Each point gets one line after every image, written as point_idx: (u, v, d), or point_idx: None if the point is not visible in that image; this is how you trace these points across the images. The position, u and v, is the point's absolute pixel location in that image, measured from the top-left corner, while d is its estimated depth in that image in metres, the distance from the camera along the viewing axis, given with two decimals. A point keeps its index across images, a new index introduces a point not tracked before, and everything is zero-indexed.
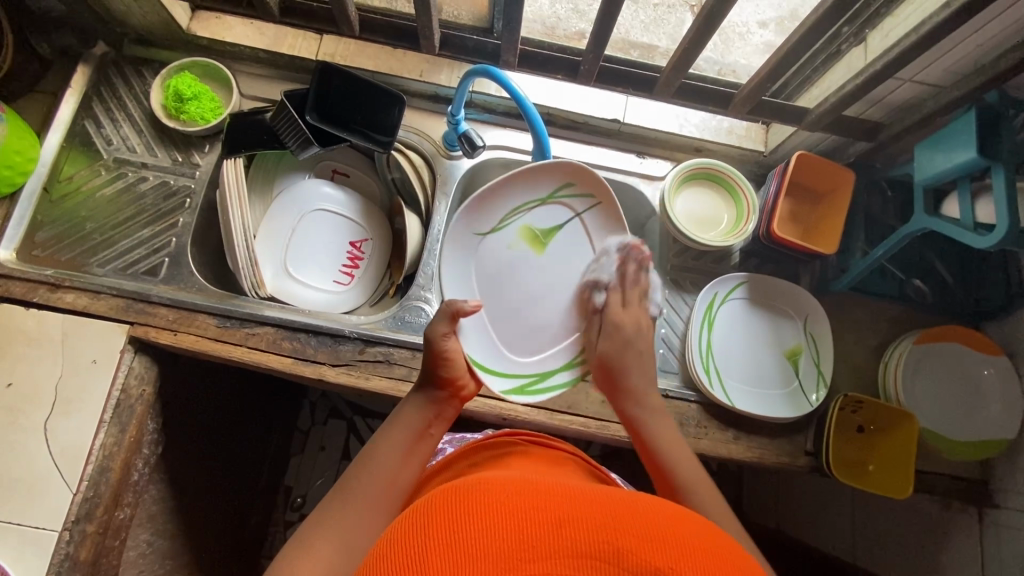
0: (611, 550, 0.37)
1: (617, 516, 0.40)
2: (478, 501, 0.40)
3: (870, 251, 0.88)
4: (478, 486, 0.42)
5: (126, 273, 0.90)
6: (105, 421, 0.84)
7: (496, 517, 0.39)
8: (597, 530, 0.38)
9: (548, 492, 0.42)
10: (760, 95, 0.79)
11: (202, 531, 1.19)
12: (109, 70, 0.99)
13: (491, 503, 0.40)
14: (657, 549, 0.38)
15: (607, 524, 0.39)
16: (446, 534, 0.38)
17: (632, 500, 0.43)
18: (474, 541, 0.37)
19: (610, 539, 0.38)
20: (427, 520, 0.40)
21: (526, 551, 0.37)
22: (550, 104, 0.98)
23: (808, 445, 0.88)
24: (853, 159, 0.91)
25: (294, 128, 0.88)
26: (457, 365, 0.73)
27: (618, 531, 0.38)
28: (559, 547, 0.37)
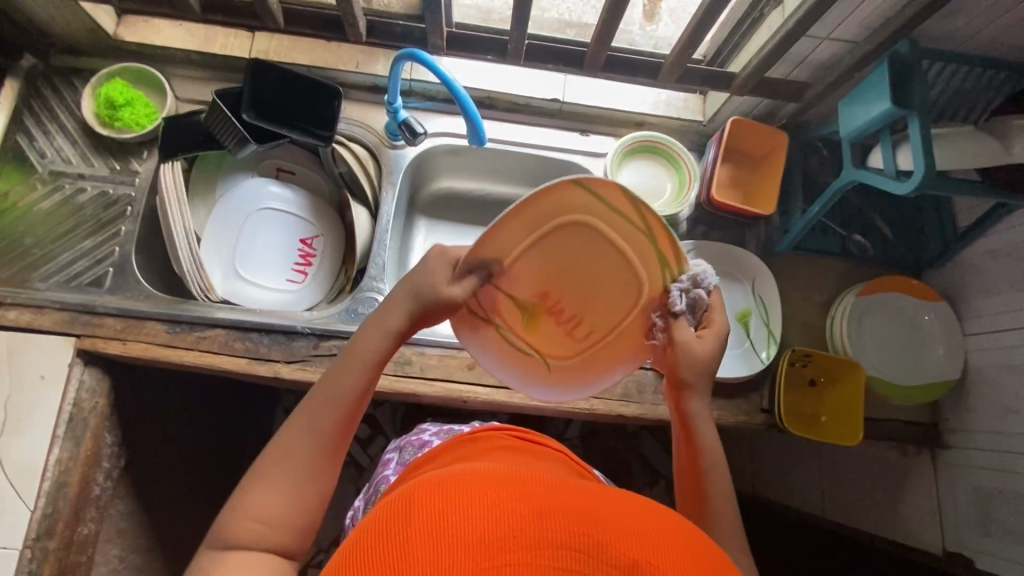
0: (590, 541, 0.37)
1: (598, 514, 0.40)
2: (459, 491, 0.39)
3: (808, 209, 0.90)
4: (455, 479, 0.41)
5: (70, 286, 0.89)
6: (58, 437, 0.83)
7: (478, 502, 0.38)
8: (578, 525, 0.38)
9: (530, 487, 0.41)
10: (686, 63, 0.80)
11: (178, 544, 1.18)
12: (39, 82, 0.97)
13: (471, 492, 0.39)
14: (636, 541, 0.38)
15: (588, 517, 0.39)
16: (425, 517, 0.37)
17: (614, 501, 0.42)
18: (456, 526, 0.36)
19: (589, 530, 0.37)
20: (410, 505, 0.38)
21: (508, 541, 0.35)
22: (490, 87, 0.98)
23: (764, 402, 0.91)
24: (786, 121, 0.94)
25: (229, 128, 0.86)
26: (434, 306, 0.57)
27: (596, 524, 0.38)
28: (542, 536, 0.36)
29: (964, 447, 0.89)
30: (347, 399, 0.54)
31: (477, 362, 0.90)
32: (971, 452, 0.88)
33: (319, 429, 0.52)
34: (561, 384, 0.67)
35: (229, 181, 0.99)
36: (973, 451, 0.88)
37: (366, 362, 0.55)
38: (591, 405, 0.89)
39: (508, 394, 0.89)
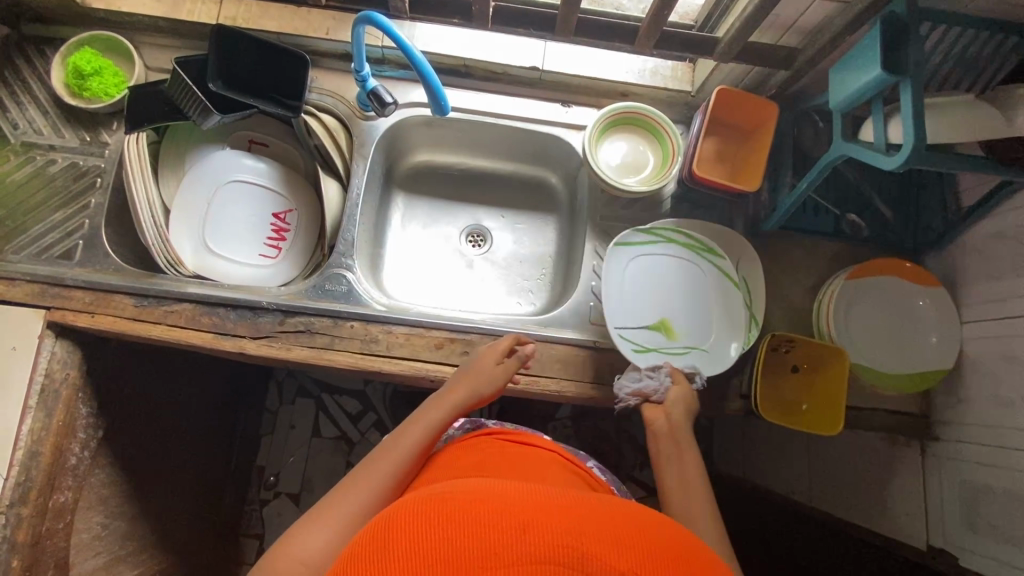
0: (572, 554, 0.36)
1: (588, 524, 0.40)
2: (444, 512, 0.40)
3: (796, 185, 0.85)
4: (445, 499, 0.42)
5: (40, 258, 0.89)
6: (30, 407, 0.84)
7: (460, 523, 0.39)
8: (566, 535, 0.38)
9: (513, 500, 0.41)
10: (662, 27, 0.75)
11: (164, 513, 1.20)
12: (10, 51, 0.95)
13: (455, 512, 0.40)
14: (619, 552, 0.37)
15: (572, 529, 0.38)
16: (406, 546, 0.38)
17: (602, 512, 0.42)
18: (437, 546, 0.37)
19: (574, 541, 0.37)
20: (398, 526, 0.40)
21: (488, 558, 0.36)
22: (465, 53, 0.94)
23: (742, 388, 0.88)
24: (779, 90, 0.88)
25: (191, 96, 0.83)
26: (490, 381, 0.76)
27: (580, 534, 0.38)
28: (523, 551, 0.36)
29: (955, 440, 0.85)
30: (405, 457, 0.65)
31: (445, 342, 0.88)
32: (962, 445, 0.83)
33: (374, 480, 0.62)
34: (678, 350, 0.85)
35: (200, 154, 0.96)
36: (965, 444, 0.83)
37: (433, 419, 0.70)
38: (561, 387, 0.87)
39: None
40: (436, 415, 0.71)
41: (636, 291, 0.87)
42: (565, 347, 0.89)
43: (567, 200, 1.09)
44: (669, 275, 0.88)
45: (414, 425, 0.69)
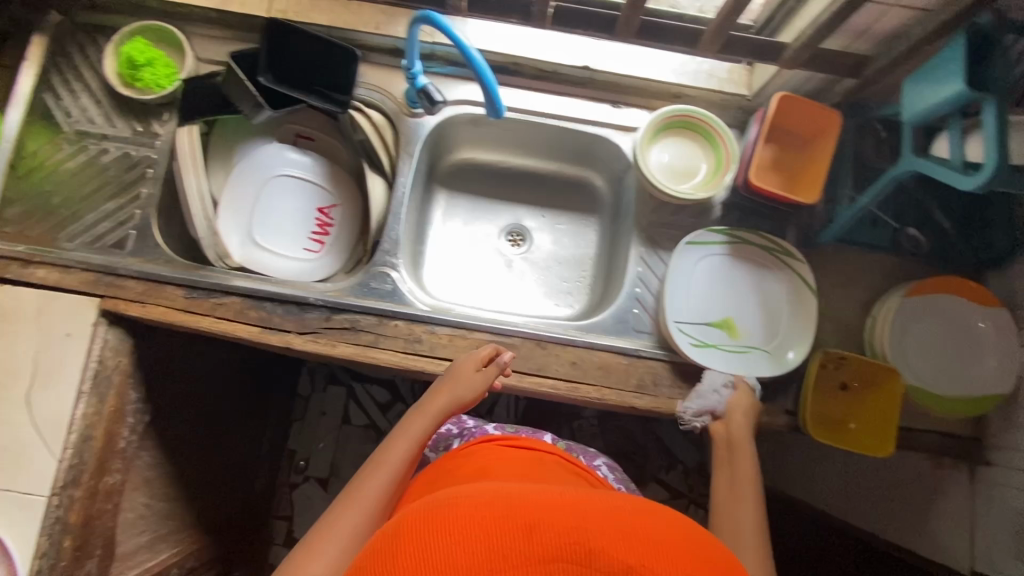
0: (580, 550, 0.37)
1: (592, 519, 0.40)
2: (444, 517, 0.41)
3: (857, 198, 0.82)
4: (442, 504, 0.42)
5: (94, 247, 0.90)
6: (84, 392, 0.86)
7: (463, 528, 0.39)
8: (571, 533, 0.38)
9: (513, 498, 0.42)
10: (729, 31, 0.72)
11: (201, 495, 1.23)
12: (65, 39, 0.96)
13: (457, 517, 0.40)
14: (625, 546, 0.38)
15: (577, 526, 0.39)
16: (413, 553, 0.38)
17: (602, 504, 0.43)
18: (441, 554, 0.37)
19: (580, 539, 0.38)
20: (400, 537, 0.40)
21: (495, 560, 0.37)
22: (514, 52, 0.93)
23: (789, 404, 0.86)
24: (842, 98, 0.84)
25: (244, 92, 0.84)
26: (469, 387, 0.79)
27: (584, 529, 0.39)
28: (530, 552, 0.37)
29: (1010, 467, 0.82)
30: (393, 477, 0.69)
31: (487, 344, 0.88)
32: (1018, 473, 0.81)
33: (367, 504, 0.66)
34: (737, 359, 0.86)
35: (247, 147, 0.97)
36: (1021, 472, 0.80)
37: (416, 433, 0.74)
38: (603, 395, 0.86)
39: (518, 379, 0.86)
40: (419, 429, 0.75)
41: (702, 293, 0.89)
42: (607, 355, 0.88)
43: (610, 202, 1.07)
44: (737, 283, 0.90)
45: (397, 442, 0.73)
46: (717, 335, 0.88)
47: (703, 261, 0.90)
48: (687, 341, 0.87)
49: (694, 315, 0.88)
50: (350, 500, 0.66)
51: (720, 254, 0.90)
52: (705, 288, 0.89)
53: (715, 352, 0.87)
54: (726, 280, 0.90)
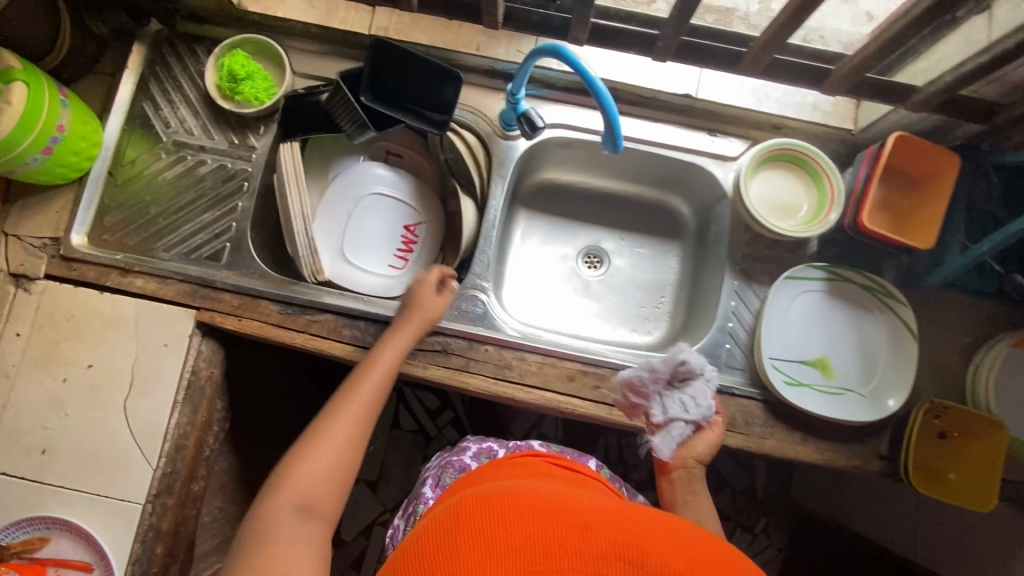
0: (632, 553, 0.42)
1: (644, 532, 0.44)
2: (513, 507, 0.46)
3: (972, 245, 0.79)
4: (508, 498, 0.48)
5: (190, 258, 0.91)
6: (178, 402, 0.87)
7: (529, 518, 0.44)
8: (624, 539, 0.43)
9: (575, 505, 0.47)
10: (863, 73, 0.70)
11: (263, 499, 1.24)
12: (163, 48, 0.97)
13: (524, 509, 0.46)
14: (673, 558, 0.42)
15: (630, 534, 0.44)
16: (482, 535, 0.44)
17: (653, 521, 0.47)
18: (509, 538, 0.43)
19: (633, 544, 0.42)
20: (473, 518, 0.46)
21: (556, 549, 0.42)
22: (615, 77, 0.91)
23: (883, 449, 0.85)
24: (958, 140, 0.82)
25: (350, 111, 0.86)
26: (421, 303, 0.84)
27: (638, 539, 0.43)
28: (587, 548, 0.42)
29: None
30: (372, 390, 0.75)
31: (577, 374, 0.87)
32: None
33: (350, 411, 0.72)
34: (832, 401, 0.84)
35: (341, 163, 0.98)
36: None
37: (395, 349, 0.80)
38: None
39: (608, 409, 0.86)
40: (395, 346, 0.81)
41: (797, 330, 0.88)
42: None
43: (693, 228, 1.06)
44: (834, 322, 0.88)
45: (376, 360, 0.79)
46: (811, 374, 0.86)
47: (798, 297, 0.88)
48: (780, 377, 0.85)
49: (789, 353, 0.87)
50: (335, 413, 0.72)
51: (816, 291, 0.88)
52: (800, 325, 0.88)
53: (809, 392, 0.85)
54: (821, 318, 0.88)
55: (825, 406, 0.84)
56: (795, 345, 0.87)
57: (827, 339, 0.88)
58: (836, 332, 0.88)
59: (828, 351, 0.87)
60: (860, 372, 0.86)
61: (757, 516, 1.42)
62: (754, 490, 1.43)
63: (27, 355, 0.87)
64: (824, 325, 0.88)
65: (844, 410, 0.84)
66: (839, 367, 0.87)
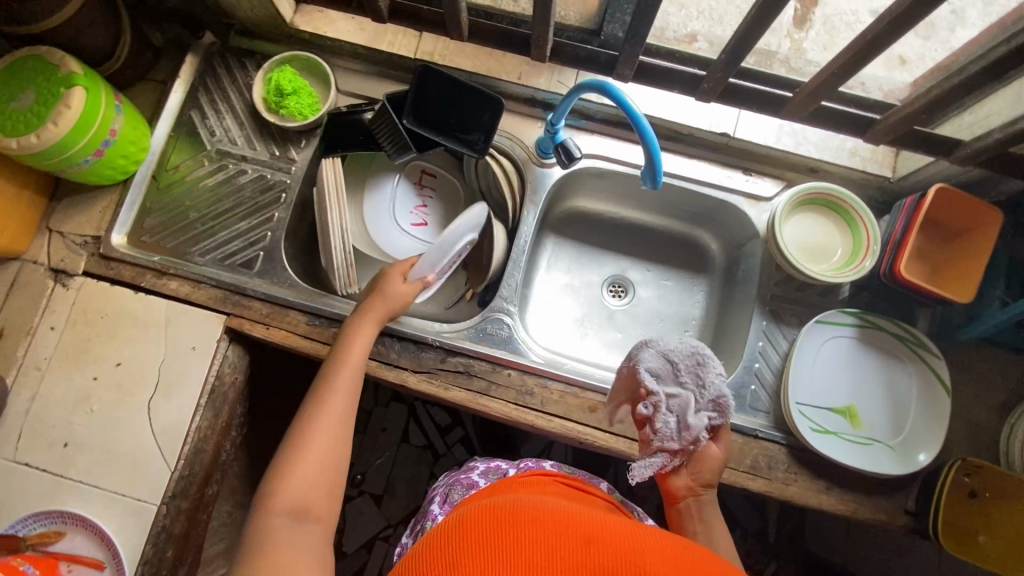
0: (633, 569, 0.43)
1: (651, 550, 0.46)
2: (523, 517, 0.48)
3: (1012, 303, 0.77)
4: (519, 510, 0.49)
5: (223, 264, 0.93)
6: (201, 405, 0.88)
7: (536, 530, 0.46)
8: (630, 556, 0.45)
9: (584, 520, 0.49)
10: (911, 126, 0.70)
11: None
12: (215, 60, 1.00)
13: (534, 522, 0.47)
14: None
15: (635, 550, 0.45)
16: (493, 543, 0.45)
17: (661, 538, 0.48)
18: (518, 550, 0.45)
19: (636, 560, 0.44)
20: (482, 524, 0.48)
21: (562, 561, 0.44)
22: (653, 112, 0.92)
23: (909, 504, 0.83)
24: (1003, 196, 0.81)
25: (392, 133, 0.89)
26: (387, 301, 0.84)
27: (642, 557, 0.45)
28: (591, 562, 0.44)
29: None
30: (346, 392, 0.73)
31: (599, 405, 0.86)
32: None
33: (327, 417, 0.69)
34: (860, 452, 0.82)
35: (378, 179, 1.00)
36: None
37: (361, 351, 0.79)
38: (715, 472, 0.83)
39: (629, 443, 0.84)
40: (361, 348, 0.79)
41: (825, 376, 0.86)
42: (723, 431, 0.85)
43: (722, 264, 1.05)
44: (863, 370, 0.86)
45: (347, 354, 0.78)
46: (838, 423, 0.84)
47: (827, 343, 0.87)
48: (807, 424, 0.83)
49: (816, 399, 0.85)
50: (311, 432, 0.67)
51: (847, 338, 0.87)
52: (829, 371, 0.86)
53: (838, 441, 0.83)
54: (850, 366, 0.87)
55: (854, 457, 0.82)
56: (824, 392, 0.86)
57: (855, 388, 0.86)
58: (866, 381, 0.86)
59: (857, 400, 0.86)
60: (890, 423, 0.84)
61: (767, 560, 1.37)
62: (765, 533, 1.38)
63: (60, 349, 0.89)
64: (853, 372, 0.86)
65: (873, 462, 0.82)
66: (868, 417, 0.85)
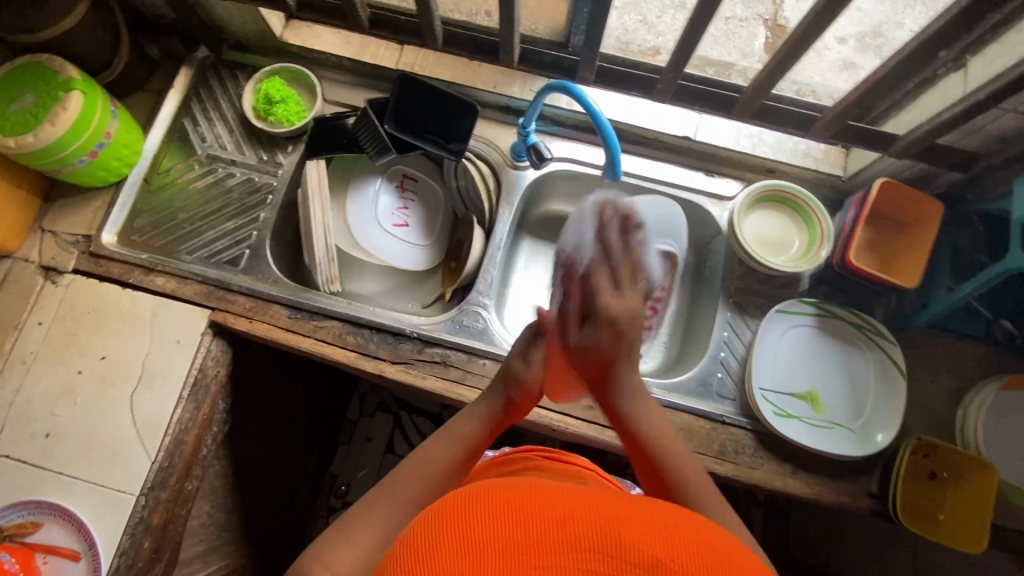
0: (610, 543, 0.36)
1: (632, 519, 0.39)
2: (480, 499, 0.40)
3: (956, 287, 0.82)
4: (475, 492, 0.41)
5: (209, 262, 0.97)
6: (183, 397, 0.90)
7: (497, 511, 0.38)
8: (607, 529, 0.37)
9: (550, 492, 0.41)
10: (845, 120, 0.77)
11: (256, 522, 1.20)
12: (209, 72, 1.06)
13: (494, 502, 0.39)
14: (661, 544, 0.37)
15: (613, 522, 0.38)
16: (448, 537, 0.37)
17: (640, 505, 0.41)
18: (477, 542, 0.36)
19: (614, 532, 0.37)
20: (434, 519, 0.39)
21: (529, 545, 0.36)
22: (619, 117, 0.98)
23: (872, 487, 0.84)
24: (942, 188, 0.87)
25: (374, 136, 0.94)
26: (528, 386, 0.75)
27: (622, 527, 0.38)
28: (564, 541, 0.36)
29: None
30: (447, 463, 0.66)
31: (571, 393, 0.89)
32: None
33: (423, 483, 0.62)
34: (821, 435, 0.85)
35: (361, 181, 1.05)
36: None
37: (473, 428, 0.71)
38: None
39: (599, 429, 0.87)
40: (472, 425, 0.71)
41: (787, 363, 0.90)
42: (691, 417, 0.87)
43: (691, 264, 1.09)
44: (822, 356, 0.90)
45: (464, 427, 0.71)
46: (799, 406, 0.88)
47: (789, 331, 0.91)
48: (771, 408, 0.86)
49: (779, 384, 0.89)
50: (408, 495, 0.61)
51: (807, 326, 0.91)
52: (791, 359, 0.90)
53: (800, 425, 0.86)
54: (810, 354, 0.91)
55: (815, 440, 0.85)
56: (787, 378, 0.89)
57: (815, 373, 0.90)
58: (826, 367, 0.90)
59: (816, 385, 0.89)
60: (847, 407, 0.88)
61: None
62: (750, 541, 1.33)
63: (46, 343, 0.91)
64: (813, 359, 0.90)
65: (834, 444, 0.85)
66: (827, 401, 0.88)
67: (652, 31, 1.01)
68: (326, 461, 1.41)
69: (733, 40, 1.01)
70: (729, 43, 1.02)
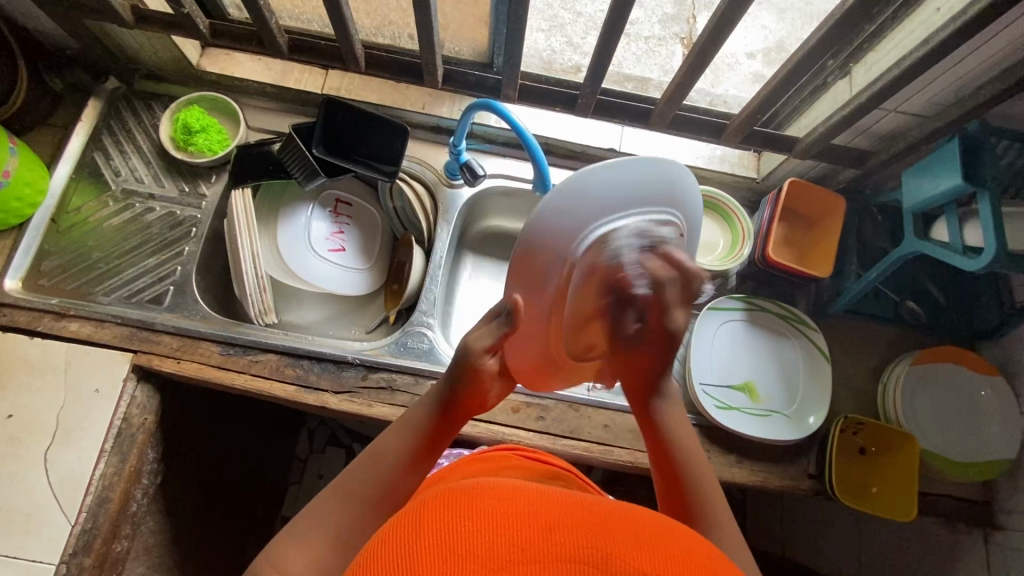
0: (595, 555, 0.35)
1: (619, 532, 0.38)
2: (465, 502, 0.39)
3: (863, 273, 0.90)
4: (462, 492, 0.40)
5: (131, 302, 0.91)
6: (106, 451, 0.83)
7: (480, 515, 0.37)
8: (591, 538, 0.36)
9: (536, 498, 0.40)
10: (751, 125, 0.84)
11: None
12: (119, 103, 1.01)
13: (479, 504, 0.38)
14: (646, 559, 0.36)
15: (597, 531, 0.37)
16: (429, 536, 0.36)
17: (629, 516, 0.40)
18: (459, 543, 0.35)
19: (599, 545, 0.36)
20: (415, 519, 0.38)
21: (514, 552, 0.34)
22: (548, 134, 1.01)
23: (811, 467, 0.89)
24: (843, 184, 0.95)
25: (301, 161, 0.92)
26: (472, 378, 0.62)
27: (608, 540, 0.36)
28: (548, 550, 0.35)
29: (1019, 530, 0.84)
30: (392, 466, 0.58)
31: (521, 406, 0.89)
32: None
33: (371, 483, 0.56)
34: (760, 425, 0.89)
35: (292, 207, 1.02)
36: None
37: (422, 422, 0.61)
38: (635, 458, 0.87)
39: (552, 439, 0.88)
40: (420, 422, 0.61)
41: (722, 356, 0.94)
42: None
43: None
44: (754, 346, 0.95)
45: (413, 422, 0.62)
46: (736, 398, 0.91)
47: (721, 324, 0.96)
48: (711, 402, 0.90)
49: (717, 377, 0.92)
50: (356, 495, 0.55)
51: (740, 319, 0.96)
52: (725, 351, 0.95)
53: (741, 415, 0.90)
54: (742, 347, 0.95)
55: (753, 428, 0.88)
56: (722, 368, 0.93)
57: (750, 364, 0.94)
58: (758, 358, 0.95)
59: (750, 374, 0.94)
60: (781, 395, 0.93)
61: None
62: None
63: None
64: (747, 352, 0.95)
65: (773, 431, 0.89)
66: (762, 389, 0.93)
67: (578, 51, 1.04)
68: (275, 506, 1.32)
69: (653, 57, 1.07)
70: (650, 60, 1.07)
